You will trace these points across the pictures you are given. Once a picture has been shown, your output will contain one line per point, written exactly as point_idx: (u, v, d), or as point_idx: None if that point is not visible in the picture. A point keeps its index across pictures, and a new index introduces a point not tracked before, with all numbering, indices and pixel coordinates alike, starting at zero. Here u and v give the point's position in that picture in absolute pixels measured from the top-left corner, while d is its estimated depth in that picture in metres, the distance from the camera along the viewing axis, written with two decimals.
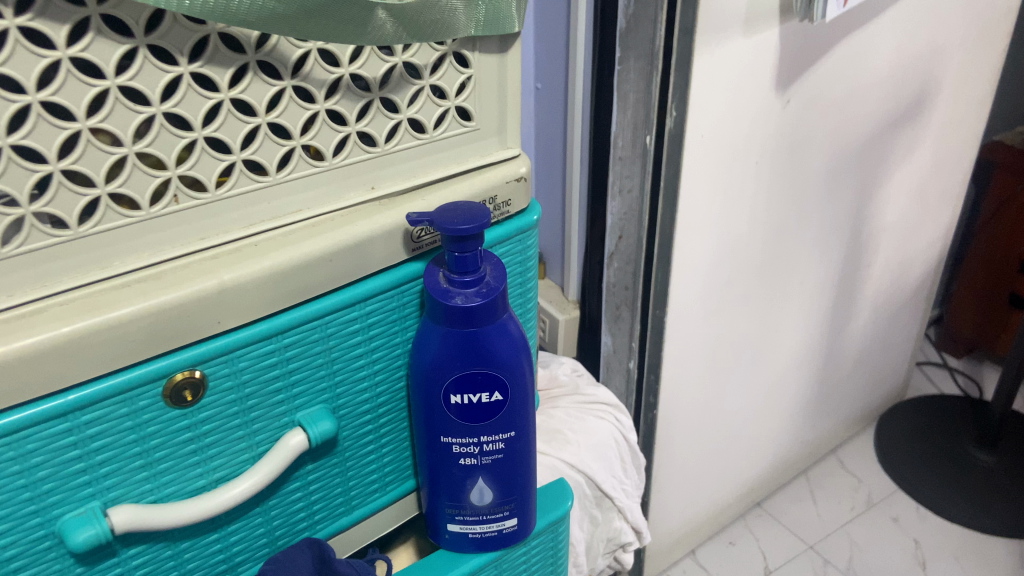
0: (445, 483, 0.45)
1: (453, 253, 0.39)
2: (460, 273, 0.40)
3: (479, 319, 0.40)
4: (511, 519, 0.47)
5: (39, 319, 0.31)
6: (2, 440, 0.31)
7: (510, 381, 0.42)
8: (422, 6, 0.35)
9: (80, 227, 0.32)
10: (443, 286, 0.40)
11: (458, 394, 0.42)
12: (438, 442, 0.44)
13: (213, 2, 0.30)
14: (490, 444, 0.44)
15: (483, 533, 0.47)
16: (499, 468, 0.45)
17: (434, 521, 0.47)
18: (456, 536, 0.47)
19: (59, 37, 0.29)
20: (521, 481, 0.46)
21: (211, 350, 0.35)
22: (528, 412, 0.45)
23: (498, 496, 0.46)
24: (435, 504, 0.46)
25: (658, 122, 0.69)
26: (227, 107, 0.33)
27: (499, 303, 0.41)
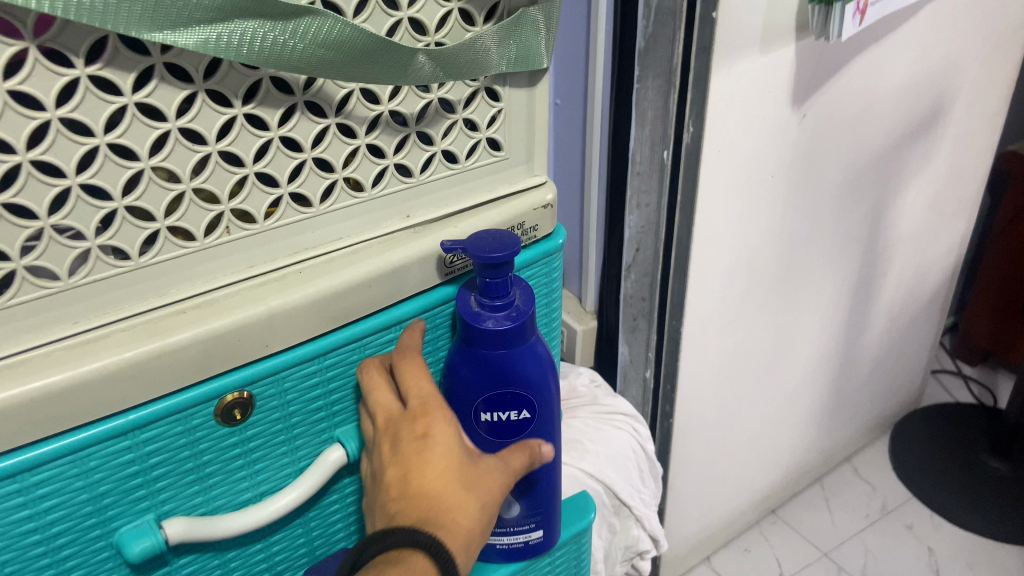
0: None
1: (483, 277, 0.41)
2: (492, 297, 0.42)
3: (510, 343, 0.42)
4: (536, 530, 0.49)
5: (102, 345, 0.34)
6: (68, 458, 0.33)
7: (537, 400, 0.44)
8: (459, 49, 0.38)
9: (141, 257, 0.34)
10: (474, 310, 0.42)
11: (488, 412, 0.44)
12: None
13: (268, 51, 0.32)
14: None
15: (510, 545, 0.48)
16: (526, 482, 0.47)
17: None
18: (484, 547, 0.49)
19: (126, 84, 0.31)
20: (547, 495, 0.48)
21: (260, 371, 0.38)
22: (554, 428, 0.46)
23: (524, 510, 0.48)
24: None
25: (676, 138, 0.71)
26: (276, 144, 0.36)
27: (528, 326, 0.43)
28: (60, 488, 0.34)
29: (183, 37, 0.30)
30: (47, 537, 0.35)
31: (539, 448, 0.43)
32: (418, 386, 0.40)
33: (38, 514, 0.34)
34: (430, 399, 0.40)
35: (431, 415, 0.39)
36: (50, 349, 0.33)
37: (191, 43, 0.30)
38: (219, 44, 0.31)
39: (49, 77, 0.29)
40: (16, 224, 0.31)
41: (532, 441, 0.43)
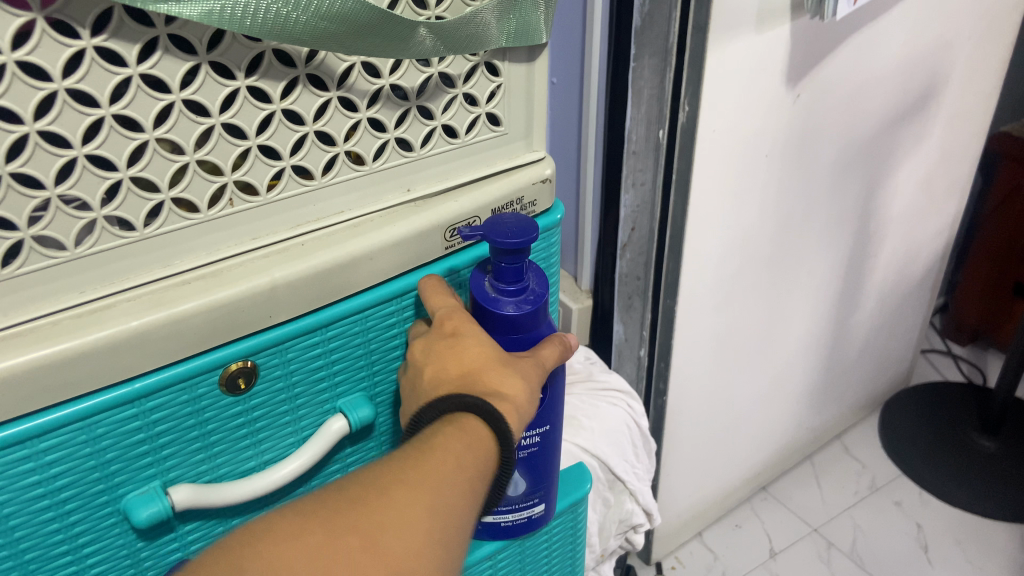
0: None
1: (505, 265, 0.42)
2: (509, 283, 0.43)
3: (527, 328, 0.44)
4: (539, 505, 0.49)
5: (109, 314, 0.34)
6: (74, 425, 0.34)
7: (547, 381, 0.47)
8: (459, 23, 0.38)
9: (146, 228, 0.35)
10: (491, 295, 0.43)
11: None
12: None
13: (272, 22, 0.32)
14: (524, 438, 0.47)
15: (513, 521, 0.49)
16: (533, 459, 0.48)
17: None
18: (488, 525, 0.49)
19: (131, 56, 0.31)
20: (549, 472, 0.49)
21: (263, 342, 0.38)
22: (560, 407, 0.48)
23: (529, 486, 0.48)
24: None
25: (672, 116, 0.71)
26: (278, 117, 0.36)
27: (542, 310, 0.44)
28: (68, 455, 0.35)
29: (187, 8, 0.30)
30: (55, 503, 0.35)
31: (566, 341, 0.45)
32: (442, 300, 0.42)
33: (48, 479, 0.34)
34: (450, 309, 0.42)
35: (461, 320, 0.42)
36: (56, 319, 0.34)
37: (195, 14, 0.30)
38: (224, 16, 0.31)
39: (55, 47, 0.29)
40: (23, 194, 0.31)
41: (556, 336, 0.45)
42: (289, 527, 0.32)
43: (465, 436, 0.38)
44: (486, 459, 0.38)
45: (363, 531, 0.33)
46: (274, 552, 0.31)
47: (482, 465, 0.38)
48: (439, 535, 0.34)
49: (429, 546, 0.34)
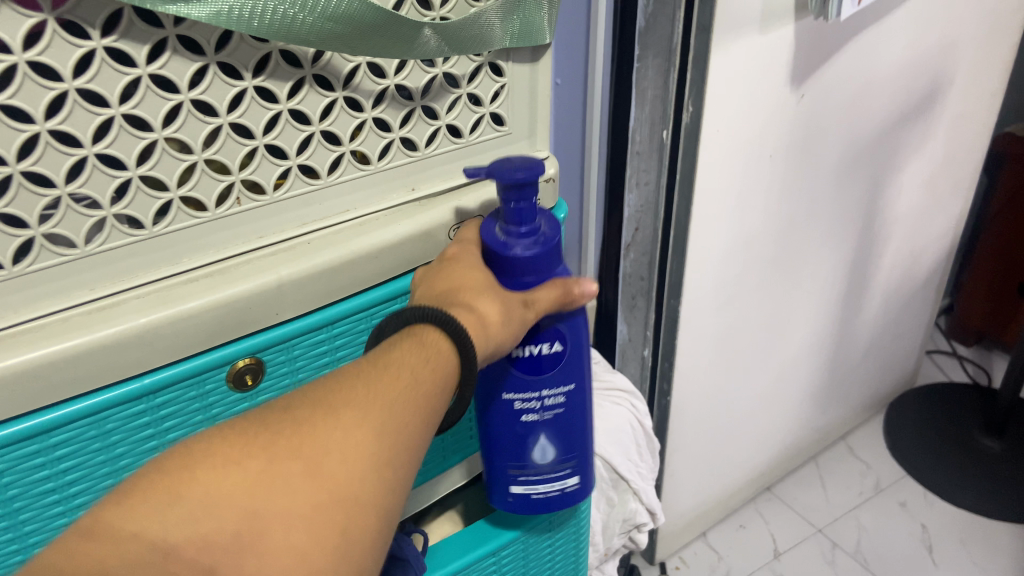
0: (508, 444, 0.47)
1: (511, 201, 0.41)
2: (517, 224, 0.42)
3: (538, 270, 0.42)
4: (572, 476, 0.50)
5: (118, 311, 0.35)
6: (84, 421, 0.35)
7: (571, 333, 0.45)
8: (464, 24, 0.39)
9: (155, 226, 0.35)
10: (501, 238, 0.42)
11: (520, 346, 0.44)
12: (500, 407, 0.46)
13: (278, 23, 0.33)
14: (550, 399, 0.46)
15: (545, 492, 0.49)
16: (559, 421, 0.47)
17: (496, 490, 0.50)
18: (519, 497, 0.49)
19: (140, 56, 0.32)
20: (579, 436, 0.49)
21: (269, 339, 0.39)
22: (589, 364, 0.47)
23: (559, 453, 0.48)
24: (496, 473, 0.49)
25: (676, 116, 0.72)
26: (285, 117, 0.37)
27: (555, 253, 0.43)
28: (79, 449, 0.35)
29: (196, 9, 0.31)
30: (66, 497, 0.36)
31: (575, 288, 0.43)
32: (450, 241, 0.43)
33: (58, 473, 0.35)
34: (466, 243, 0.43)
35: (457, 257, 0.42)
36: (68, 315, 0.34)
37: (203, 15, 0.31)
38: (231, 17, 0.31)
39: (66, 48, 0.30)
40: (34, 192, 0.32)
41: (569, 279, 0.43)
42: (227, 451, 0.30)
43: (422, 349, 0.37)
44: (443, 376, 0.37)
45: (306, 456, 0.31)
46: (210, 479, 0.29)
47: (437, 384, 0.37)
48: (388, 458, 0.33)
49: (374, 472, 0.32)
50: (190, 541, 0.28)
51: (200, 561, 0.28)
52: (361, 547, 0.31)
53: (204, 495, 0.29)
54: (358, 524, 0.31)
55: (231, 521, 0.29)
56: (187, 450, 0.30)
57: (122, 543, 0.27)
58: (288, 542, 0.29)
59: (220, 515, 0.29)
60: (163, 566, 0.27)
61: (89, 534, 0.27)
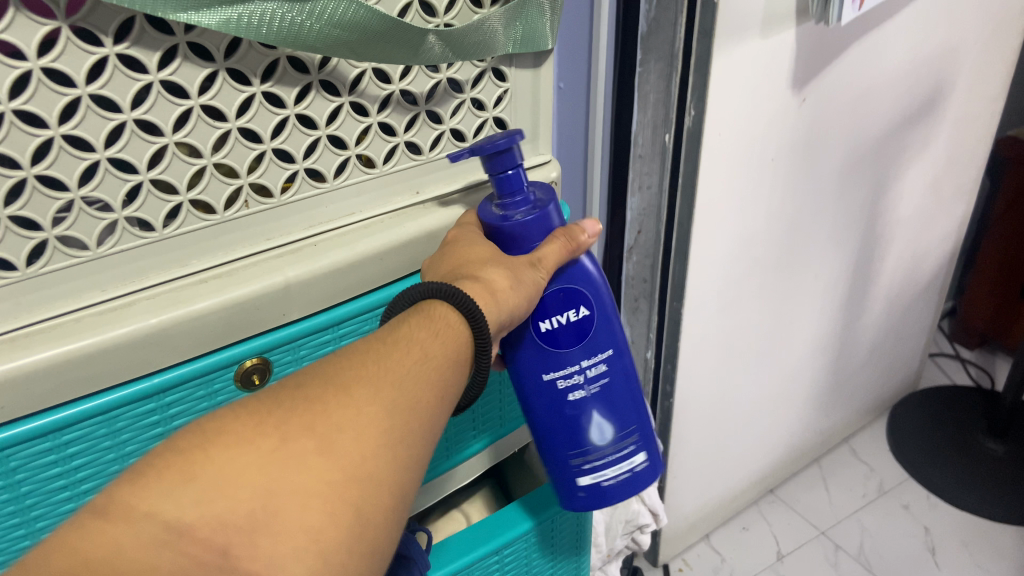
0: (565, 431, 0.48)
1: (500, 172, 0.42)
2: (511, 195, 0.43)
3: (541, 230, 0.44)
4: (636, 453, 0.51)
5: (129, 311, 0.36)
6: (95, 419, 0.35)
7: (591, 296, 0.47)
8: (468, 30, 0.40)
9: (165, 228, 0.36)
10: (499, 212, 0.44)
11: (547, 319, 0.46)
12: (546, 391, 0.47)
13: (286, 30, 0.33)
14: (591, 369, 0.48)
15: (616, 473, 0.50)
16: (605, 393, 0.49)
17: (564, 487, 0.51)
18: (590, 487, 0.50)
19: (151, 62, 0.32)
20: (629, 405, 0.50)
21: (277, 339, 0.40)
22: (619, 329, 0.48)
23: (616, 431, 0.50)
24: (560, 468, 0.50)
25: (679, 119, 0.73)
26: (292, 122, 0.38)
27: (552, 213, 0.44)
28: (90, 447, 0.36)
29: (206, 17, 0.31)
30: (77, 494, 0.36)
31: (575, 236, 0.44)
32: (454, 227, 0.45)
33: (69, 470, 0.36)
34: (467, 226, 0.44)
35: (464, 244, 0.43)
36: (80, 315, 0.35)
37: (213, 23, 0.32)
38: (240, 24, 0.32)
39: (79, 54, 0.31)
40: (47, 195, 0.32)
41: (570, 230, 0.44)
42: (241, 428, 0.31)
43: (430, 324, 0.39)
44: (452, 353, 0.39)
45: (319, 433, 0.32)
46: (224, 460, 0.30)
47: (446, 362, 0.39)
48: (397, 438, 0.34)
49: (386, 449, 0.34)
50: (203, 520, 0.29)
51: (214, 540, 0.29)
52: (373, 525, 0.33)
53: (219, 473, 0.30)
54: (370, 502, 0.33)
55: (246, 499, 0.30)
56: (201, 425, 0.31)
57: (136, 522, 0.28)
58: (302, 521, 0.30)
59: (234, 494, 0.30)
60: (178, 545, 0.28)
61: (105, 513, 0.28)
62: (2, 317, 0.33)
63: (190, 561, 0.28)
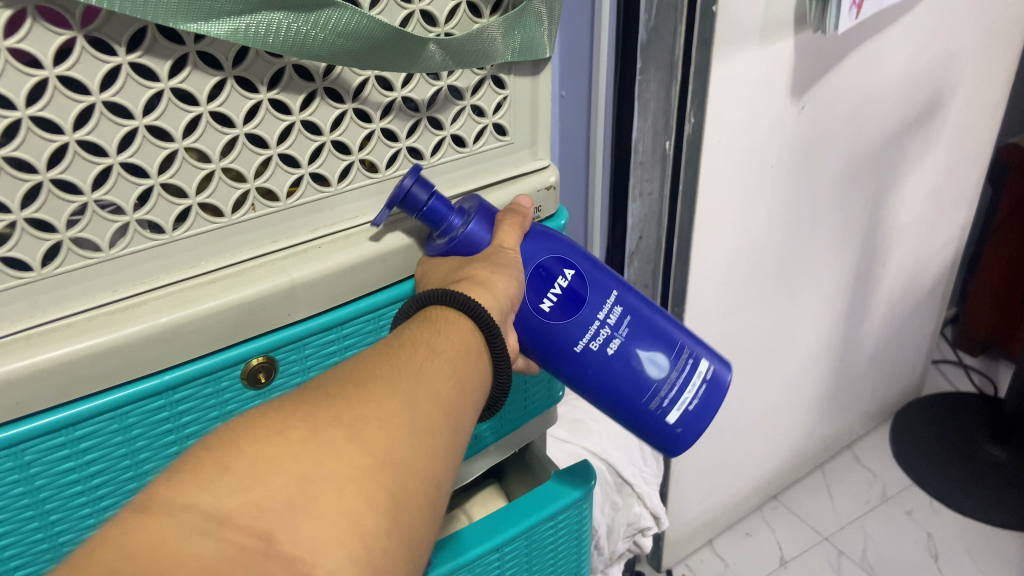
0: (629, 386, 0.50)
1: (420, 210, 0.43)
2: (444, 223, 0.45)
3: (484, 220, 0.46)
4: (697, 363, 0.52)
5: (140, 311, 0.37)
6: (106, 416, 0.36)
7: (567, 256, 0.48)
8: (467, 39, 0.41)
9: (175, 230, 0.37)
10: (446, 243, 0.45)
11: (546, 297, 0.47)
12: (589, 362, 0.49)
13: (292, 40, 0.35)
14: (612, 316, 0.49)
15: (694, 390, 0.52)
16: (636, 329, 0.50)
17: (663, 435, 0.52)
18: (683, 418, 0.52)
19: (162, 70, 0.34)
20: (664, 325, 0.51)
21: (282, 338, 0.41)
22: (608, 271, 0.50)
23: (669, 358, 0.51)
24: (648, 421, 0.51)
25: (678, 127, 0.74)
26: (298, 127, 0.39)
27: (485, 213, 0.46)
28: (101, 443, 0.37)
29: (216, 27, 0.33)
30: (89, 489, 0.37)
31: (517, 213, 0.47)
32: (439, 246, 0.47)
33: (81, 465, 0.37)
34: None
35: (453, 262, 0.45)
36: (93, 314, 0.36)
37: (223, 33, 0.33)
38: (248, 34, 0.34)
39: (94, 63, 0.32)
40: (62, 198, 0.34)
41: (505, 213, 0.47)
42: (269, 425, 0.32)
43: (431, 324, 0.40)
44: (462, 345, 0.40)
45: (345, 424, 0.33)
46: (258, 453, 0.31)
47: (458, 354, 0.40)
48: (423, 426, 0.35)
49: (411, 437, 0.34)
50: (241, 506, 0.29)
51: (256, 526, 0.29)
52: (411, 511, 0.33)
53: (253, 471, 0.30)
54: (404, 486, 0.33)
55: (282, 487, 0.30)
56: (232, 426, 0.32)
57: (178, 514, 0.28)
58: (339, 504, 0.31)
59: (272, 480, 0.30)
60: (219, 533, 0.28)
61: (143, 508, 0.29)
62: (19, 316, 0.35)
63: (232, 547, 0.28)
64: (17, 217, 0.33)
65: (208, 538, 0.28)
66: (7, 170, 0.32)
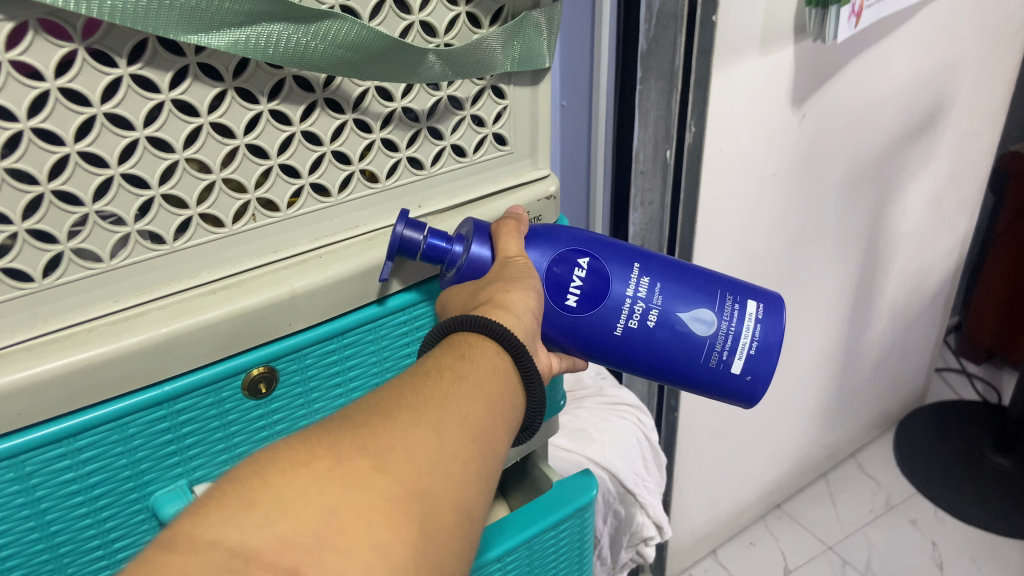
0: (683, 350, 0.48)
1: (421, 252, 0.43)
2: (446, 256, 0.45)
3: (481, 238, 0.46)
4: (743, 306, 0.50)
5: (142, 322, 0.37)
6: (108, 425, 0.36)
7: (578, 245, 0.48)
8: (467, 49, 0.41)
9: (176, 241, 0.38)
10: (454, 275, 0.45)
11: (569, 291, 0.47)
12: (634, 343, 0.48)
13: (292, 51, 0.35)
14: (640, 290, 0.48)
15: (750, 332, 0.50)
16: (671, 291, 0.48)
17: (737, 389, 0.50)
18: (747, 364, 0.50)
19: (163, 82, 0.34)
20: (696, 280, 0.49)
21: (283, 348, 0.41)
22: (622, 248, 0.49)
23: (714, 310, 0.49)
24: (714, 380, 0.50)
25: (678, 136, 0.74)
26: (298, 138, 0.39)
27: (482, 235, 0.46)
28: (102, 453, 0.37)
29: (216, 38, 0.33)
30: (89, 499, 0.37)
31: (512, 220, 0.47)
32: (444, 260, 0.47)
33: (81, 476, 0.37)
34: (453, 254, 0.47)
35: (471, 287, 0.45)
36: (95, 324, 0.36)
37: (222, 44, 0.33)
38: (248, 45, 0.34)
39: (95, 75, 0.32)
40: (63, 209, 0.34)
41: (498, 227, 0.46)
42: (293, 455, 0.31)
43: (454, 350, 0.40)
44: (490, 368, 0.40)
45: (372, 453, 0.32)
46: (280, 484, 0.30)
47: (485, 376, 0.39)
48: (450, 455, 0.34)
49: (440, 463, 0.33)
50: (268, 543, 0.28)
51: (281, 562, 0.28)
52: (442, 542, 0.32)
53: (277, 498, 0.29)
54: (432, 517, 0.32)
55: (310, 521, 0.29)
56: (259, 458, 0.31)
57: (203, 552, 0.27)
58: (369, 539, 0.30)
59: (296, 514, 0.29)
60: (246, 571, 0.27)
61: (168, 546, 0.28)
62: (18, 327, 0.35)
63: None
64: (18, 228, 0.33)
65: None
66: (7, 181, 0.32)
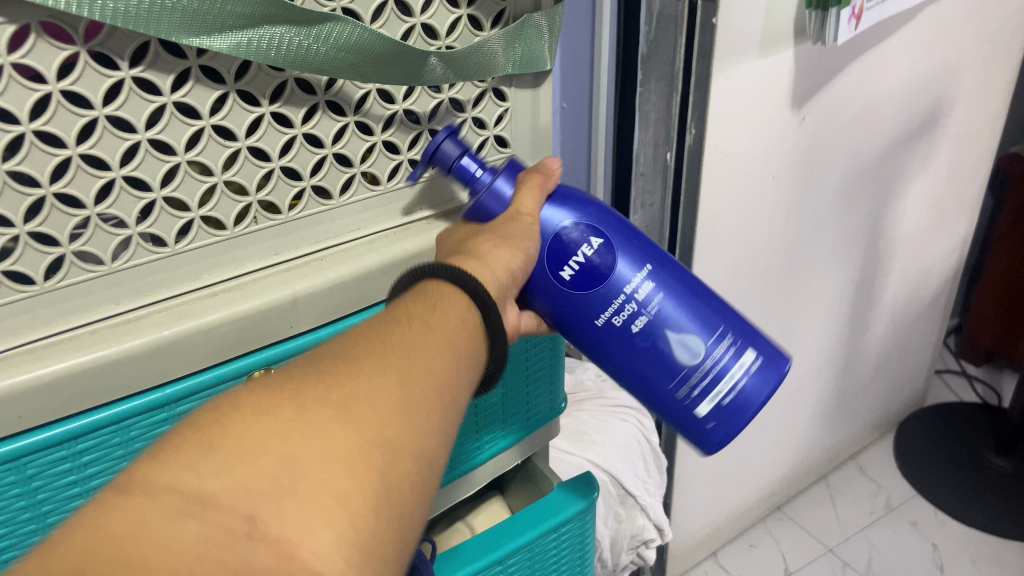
0: (654, 369, 0.47)
1: (450, 168, 0.44)
2: (475, 181, 0.45)
3: (510, 175, 0.46)
4: (738, 355, 0.49)
5: (142, 325, 0.37)
6: (108, 429, 0.36)
7: (597, 225, 0.47)
8: (468, 51, 0.41)
9: (177, 244, 0.38)
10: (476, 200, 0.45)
11: (566, 266, 0.46)
12: (611, 338, 0.47)
13: (291, 53, 0.35)
14: (639, 294, 0.47)
15: (731, 385, 0.48)
16: (670, 313, 0.47)
17: (691, 428, 0.49)
18: (713, 414, 0.48)
19: (165, 85, 0.34)
20: (704, 309, 0.48)
21: (285, 350, 0.41)
22: (642, 241, 0.47)
23: (708, 344, 0.48)
24: (673, 409, 0.49)
25: (679, 139, 0.74)
26: (300, 141, 0.39)
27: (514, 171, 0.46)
28: (102, 456, 0.37)
29: (218, 41, 0.33)
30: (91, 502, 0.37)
31: (545, 174, 0.46)
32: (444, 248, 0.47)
33: (82, 479, 0.36)
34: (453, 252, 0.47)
35: (462, 229, 0.44)
36: (96, 326, 0.36)
37: (224, 47, 0.33)
38: (252, 48, 0.34)
39: (96, 77, 0.32)
40: (65, 213, 0.34)
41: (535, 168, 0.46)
42: (253, 402, 0.30)
43: (424, 299, 0.39)
44: (457, 322, 0.39)
45: (335, 402, 0.31)
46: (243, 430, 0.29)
47: (453, 330, 0.38)
48: (415, 408, 0.33)
49: (406, 415, 0.33)
50: (227, 486, 0.27)
51: (239, 508, 0.27)
52: (402, 496, 0.31)
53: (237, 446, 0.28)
54: (396, 468, 0.31)
55: (267, 466, 0.28)
56: None
57: (158, 495, 0.26)
58: (328, 486, 0.29)
59: (255, 462, 0.28)
60: (206, 516, 0.26)
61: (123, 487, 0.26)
62: (21, 329, 0.35)
63: (219, 529, 0.26)
64: (19, 231, 0.33)
65: (192, 520, 0.26)
66: (9, 184, 0.32)
